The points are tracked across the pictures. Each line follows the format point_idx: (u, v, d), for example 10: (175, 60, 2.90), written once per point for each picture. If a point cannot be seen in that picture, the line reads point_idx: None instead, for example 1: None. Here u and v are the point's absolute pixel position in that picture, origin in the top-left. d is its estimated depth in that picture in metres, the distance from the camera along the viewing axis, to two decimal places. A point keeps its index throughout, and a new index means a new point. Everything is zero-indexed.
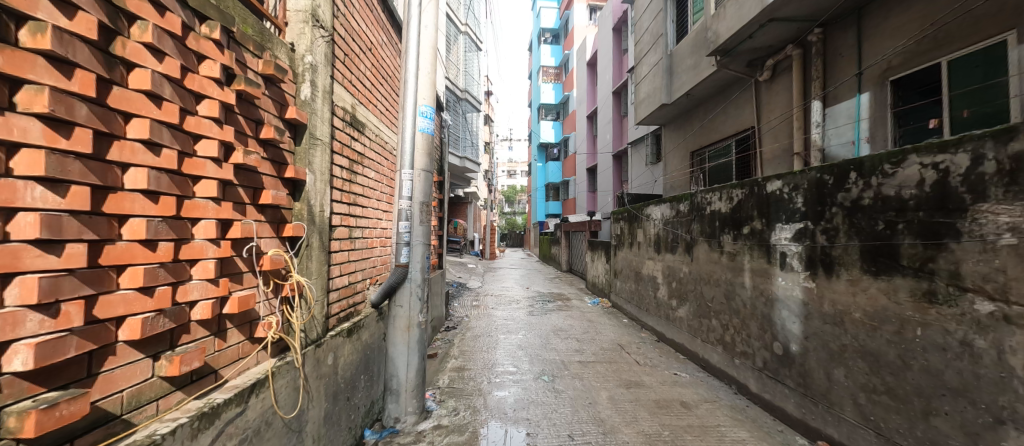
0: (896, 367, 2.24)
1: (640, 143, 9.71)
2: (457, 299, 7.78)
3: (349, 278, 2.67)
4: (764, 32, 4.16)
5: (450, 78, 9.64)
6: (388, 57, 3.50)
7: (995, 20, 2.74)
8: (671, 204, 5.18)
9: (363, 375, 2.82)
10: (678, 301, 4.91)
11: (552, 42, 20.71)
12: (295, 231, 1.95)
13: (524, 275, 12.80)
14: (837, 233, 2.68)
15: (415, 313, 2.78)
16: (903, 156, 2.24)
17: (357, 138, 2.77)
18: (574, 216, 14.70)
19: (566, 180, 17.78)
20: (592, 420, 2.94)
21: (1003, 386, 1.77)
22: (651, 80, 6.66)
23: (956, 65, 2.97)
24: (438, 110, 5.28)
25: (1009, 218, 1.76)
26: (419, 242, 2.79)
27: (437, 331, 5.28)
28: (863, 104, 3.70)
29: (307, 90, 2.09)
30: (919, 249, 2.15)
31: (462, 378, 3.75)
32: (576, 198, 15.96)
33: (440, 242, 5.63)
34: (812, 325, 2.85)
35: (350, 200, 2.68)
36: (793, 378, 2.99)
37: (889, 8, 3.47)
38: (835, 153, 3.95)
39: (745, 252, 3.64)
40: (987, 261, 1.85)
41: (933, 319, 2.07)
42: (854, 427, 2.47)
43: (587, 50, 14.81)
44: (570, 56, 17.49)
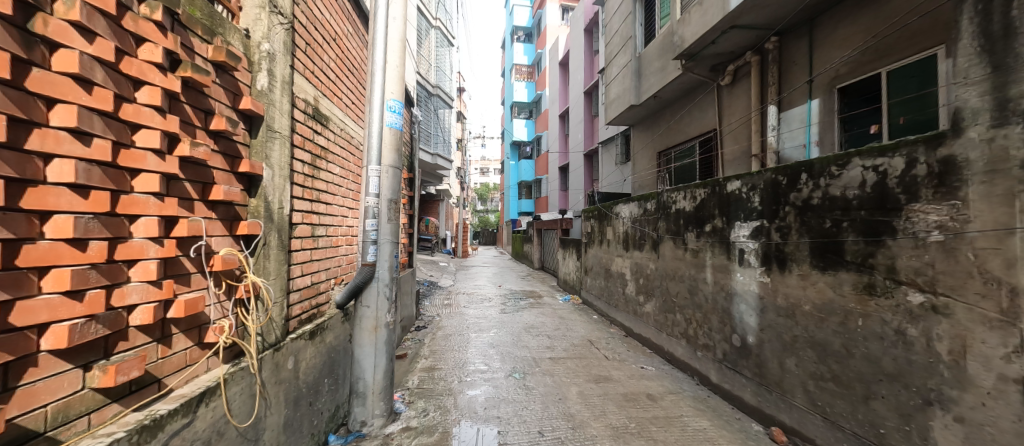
0: (841, 355, 2.41)
1: (611, 142, 9.91)
2: (428, 297, 7.69)
3: (312, 277, 2.56)
4: (726, 38, 4.33)
5: (422, 73, 9.45)
6: (354, 49, 3.38)
7: (928, 35, 2.98)
8: (638, 203, 5.31)
9: (327, 379, 2.71)
10: (645, 297, 5.07)
11: (526, 41, 20.78)
12: (250, 230, 1.84)
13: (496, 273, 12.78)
14: (790, 231, 2.84)
15: (383, 314, 2.69)
16: (848, 159, 2.40)
17: (320, 132, 2.66)
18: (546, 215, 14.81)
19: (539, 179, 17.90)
20: (562, 416, 2.97)
21: (931, 370, 1.94)
22: (621, 81, 6.77)
23: (896, 75, 3.22)
24: (408, 104, 5.18)
25: (938, 217, 1.94)
26: (387, 240, 2.70)
27: (407, 330, 5.17)
28: (813, 110, 3.94)
29: (263, 79, 1.98)
30: (862, 245, 2.31)
31: (432, 378, 3.68)
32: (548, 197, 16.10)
33: (410, 240, 5.52)
34: (767, 318, 3.01)
35: (313, 197, 2.57)
36: (749, 368, 3.15)
37: (838, 20, 3.72)
38: (788, 156, 4.17)
39: (707, 249, 3.79)
40: (919, 256, 2.02)
41: (873, 310, 2.24)
42: (803, 412, 2.64)
43: (559, 50, 14.95)
44: (543, 56, 17.59)
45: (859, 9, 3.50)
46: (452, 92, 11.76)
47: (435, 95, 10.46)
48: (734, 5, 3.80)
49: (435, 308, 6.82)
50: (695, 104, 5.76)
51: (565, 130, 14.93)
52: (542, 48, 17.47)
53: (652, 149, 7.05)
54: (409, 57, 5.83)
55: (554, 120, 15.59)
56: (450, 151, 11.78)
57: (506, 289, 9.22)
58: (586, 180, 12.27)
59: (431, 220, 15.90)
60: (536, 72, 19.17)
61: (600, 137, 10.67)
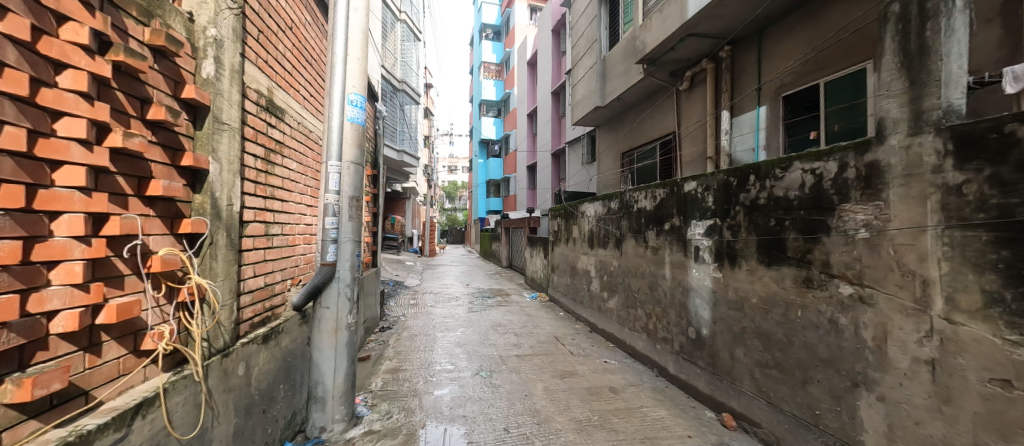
0: (783, 344, 2.60)
1: (577, 142, 10.11)
2: (393, 297, 7.51)
3: (265, 278, 2.43)
4: (685, 45, 4.53)
5: (387, 67, 9.21)
6: (312, 38, 3.23)
7: (858, 51, 3.27)
8: (603, 202, 5.45)
9: (282, 384, 2.58)
10: (608, 293, 5.22)
11: (495, 39, 20.71)
12: (194, 228, 1.71)
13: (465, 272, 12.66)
14: (739, 229, 3.02)
15: (344, 315, 2.59)
16: (790, 163, 2.58)
17: (275, 125, 2.52)
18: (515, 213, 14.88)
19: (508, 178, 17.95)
20: (527, 412, 3.00)
21: (859, 355, 2.14)
22: (586, 83, 6.91)
23: (832, 86, 3.51)
24: (370, 99, 5.02)
25: (865, 216, 2.13)
26: (348, 239, 2.60)
27: (371, 331, 5.03)
28: (762, 116, 4.22)
29: (209, 67, 1.84)
30: (802, 242, 2.50)
31: (397, 380, 3.59)
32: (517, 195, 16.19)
33: (375, 239, 5.36)
34: (720, 311, 3.19)
35: (267, 193, 2.43)
36: (703, 359, 3.33)
37: (783, 33, 4.00)
38: (739, 158, 4.46)
39: (666, 247, 3.96)
40: (849, 252, 2.21)
41: (810, 302, 2.43)
42: (750, 398, 2.83)
43: (527, 50, 15.05)
44: (512, 55, 17.63)
45: (802, 23, 3.78)
46: (418, 88, 11.54)
47: (401, 91, 10.22)
48: (692, 14, 3.98)
49: (401, 308, 6.68)
50: (656, 107, 6.00)
51: (533, 130, 15.08)
52: (510, 47, 17.49)
53: (616, 150, 7.27)
54: (372, 50, 5.64)
55: (522, 119, 15.69)
56: (416, 149, 11.55)
57: (474, 288, 9.18)
58: (554, 179, 12.45)
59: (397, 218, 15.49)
60: (505, 71, 19.22)
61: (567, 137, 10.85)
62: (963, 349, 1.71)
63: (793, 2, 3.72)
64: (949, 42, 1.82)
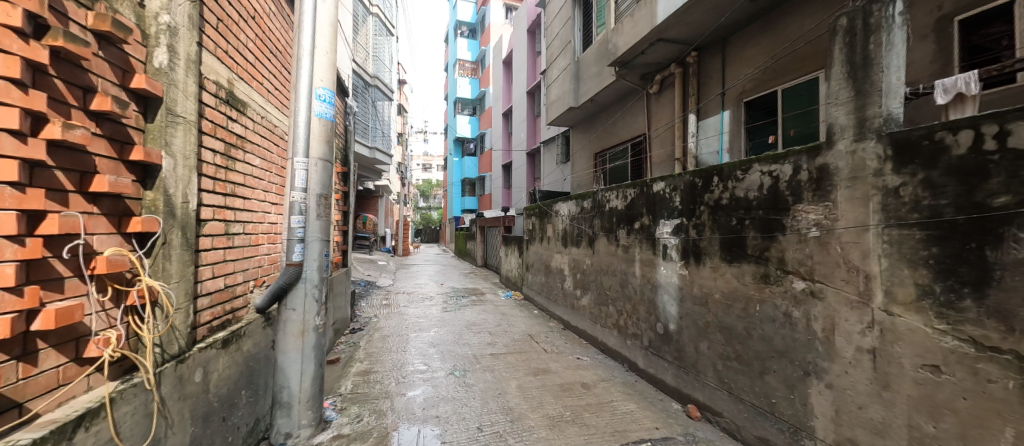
0: (743, 337, 2.74)
1: (552, 142, 10.22)
2: (365, 298, 7.33)
3: (225, 279, 2.31)
4: (654, 50, 4.68)
5: (358, 62, 8.96)
6: (277, 29, 3.10)
7: (812, 61, 3.48)
8: (576, 201, 5.54)
9: (244, 390, 2.48)
10: (581, 291, 5.32)
11: (470, 37, 20.60)
12: (145, 227, 1.61)
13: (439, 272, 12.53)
14: (704, 228, 3.15)
15: (311, 317, 2.51)
16: (749, 165, 2.72)
17: (235, 118, 2.41)
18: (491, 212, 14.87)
19: (484, 177, 17.94)
20: (501, 410, 3.01)
21: (810, 346, 2.29)
22: (561, 83, 7.00)
23: (789, 93, 3.71)
24: (340, 94, 4.87)
25: (816, 216, 2.28)
26: (315, 238, 2.52)
27: (341, 333, 4.89)
28: (725, 120, 4.41)
29: (162, 56, 1.73)
30: (760, 240, 2.64)
31: (368, 382, 3.51)
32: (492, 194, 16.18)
33: (345, 238, 5.21)
34: (686, 306, 3.32)
35: (227, 190, 2.32)
36: (671, 353, 3.45)
37: (745, 41, 4.20)
38: (705, 160, 4.61)
39: (636, 245, 4.07)
40: (802, 249, 2.36)
41: (768, 297, 2.57)
42: (713, 389, 2.96)
43: (502, 49, 15.05)
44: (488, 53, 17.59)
45: (762, 33, 3.98)
46: (392, 84, 11.31)
47: (374, 86, 9.98)
48: (661, 19, 4.11)
49: (373, 309, 6.53)
50: (628, 109, 6.16)
51: (508, 129, 15.14)
52: (486, 45, 17.43)
53: (589, 150, 7.40)
54: (341, 43, 5.48)
55: (497, 118, 15.69)
56: (389, 146, 11.31)
57: (448, 287, 9.10)
58: (529, 178, 12.54)
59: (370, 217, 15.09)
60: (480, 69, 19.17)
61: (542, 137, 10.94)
62: (900, 338, 1.87)
63: (754, 12, 3.91)
64: (889, 55, 1.97)
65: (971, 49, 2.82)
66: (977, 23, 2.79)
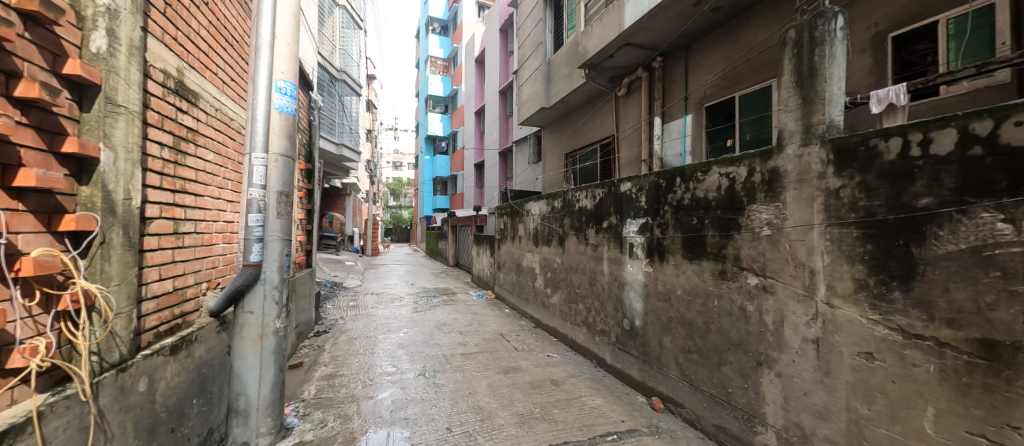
0: (702, 331, 2.88)
1: (524, 142, 10.29)
2: (331, 299, 7.08)
3: (174, 281, 2.17)
4: (622, 54, 4.81)
5: (324, 54, 8.62)
6: (233, 16, 2.93)
7: (765, 70, 3.70)
8: (547, 201, 5.61)
9: (195, 399, 2.33)
10: (552, 289, 5.40)
11: (442, 33, 20.37)
12: (81, 224, 1.47)
13: (410, 272, 12.30)
14: (667, 227, 3.27)
15: (271, 320, 2.40)
16: (709, 167, 2.85)
17: (186, 110, 2.26)
18: (463, 212, 14.79)
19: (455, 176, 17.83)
20: (471, 410, 3.00)
21: (762, 338, 2.43)
22: (532, 84, 7.05)
23: (745, 99, 3.93)
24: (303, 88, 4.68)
25: (767, 216, 2.42)
26: (275, 238, 2.41)
27: (305, 336, 4.70)
28: (688, 123, 4.61)
29: (102, 41, 1.59)
30: (718, 239, 2.78)
31: (332, 386, 3.39)
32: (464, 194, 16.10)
33: (309, 237, 5.02)
34: (650, 303, 3.44)
35: (176, 186, 2.18)
36: (636, 348, 3.57)
37: (706, 48, 4.40)
38: (669, 162, 4.80)
39: (604, 244, 4.17)
40: (755, 247, 2.50)
41: (725, 292, 2.71)
42: (675, 382, 3.09)
43: (475, 48, 14.99)
44: (460, 51, 17.46)
45: (722, 41, 4.17)
46: (359, 79, 10.97)
47: (340, 80, 9.65)
48: (628, 24, 4.23)
49: (339, 311, 6.32)
50: (597, 111, 6.30)
51: (480, 128, 15.10)
52: (458, 43, 17.27)
53: (560, 150, 7.52)
54: (303, 34, 5.25)
55: (469, 117, 15.62)
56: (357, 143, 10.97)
57: (419, 287, 8.96)
58: (501, 178, 12.57)
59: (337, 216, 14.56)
60: (453, 67, 19.00)
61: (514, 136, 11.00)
62: (839, 328, 2.02)
63: (715, 21, 4.10)
64: (831, 66, 2.12)
65: (903, 65, 3.09)
66: (907, 40, 3.07)
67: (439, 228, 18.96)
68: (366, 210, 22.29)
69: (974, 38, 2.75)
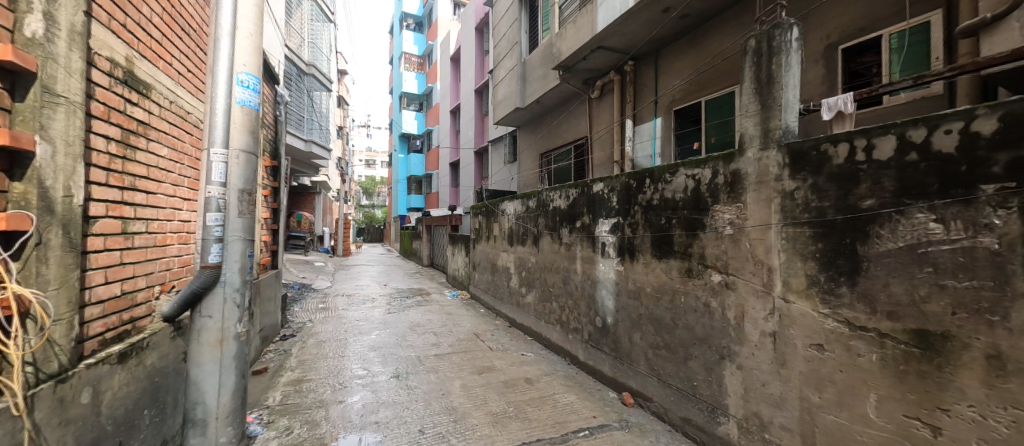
0: (670, 327, 2.98)
1: (500, 141, 10.29)
2: (299, 302, 6.82)
3: (123, 285, 2.03)
4: (595, 56, 4.90)
5: (292, 47, 8.30)
6: (190, 3, 2.76)
7: (728, 76, 3.87)
8: (522, 200, 5.63)
9: (147, 410, 2.19)
10: (526, 288, 5.43)
11: (417, 30, 20.05)
12: (15, 224, 1.33)
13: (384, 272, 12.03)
14: (637, 226, 3.36)
15: (232, 324, 2.29)
16: (676, 169, 2.95)
17: (135, 101, 2.11)
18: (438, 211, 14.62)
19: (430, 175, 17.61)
20: (444, 411, 2.98)
21: (725, 332, 2.55)
22: (507, 83, 7.07)
23: (711, 104, 4.09)
24: (268, 81, 4.48)
25: (730, 216, 2.54)
26: (237, 237, 2.30)
27: (270, 341, 4.51)
28: (657, 126, 4.76)
29: (38, 25, 1.47)
30: (685, 238, 2.88)
31: (299, 392, 3.27)
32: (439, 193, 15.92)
33: (274, 237, 4.81)
34: (621, 300, 3.53)
35: (125, 183, 2.04)
36: (608, 345, 3.65)
37: (675, 54, 4.55)
38: (640, 164, 4.94)
39: (577, 243, 4.24)
40: (719, 246, 2.61)
41: (691, 289, 2.82)
42: (645, 377, 3.18)
43: (450, 45, 14.86)
44: (435, 49, 17.26)
45: (689, 47, 4.33)
46: (330, 74, 10.63)
47: (309, 75, 9.32)
48: (601, 28, 4.31)
49: (307, 313, 6.10)
50: (571, 112, 6.39)
51: (456, 127, 14.99)
52: (433, 40, 17.06)
53: (535, 150, 7.57)
54: (267, 25, 5.04)
55: (445, 115, 15.48)
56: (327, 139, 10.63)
57: (392, 288, 8.79)
58: (477, 177, 12.52)
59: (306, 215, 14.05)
60: (428, 64, 18.75)
61: (489, 136, 10.98)
62: (794, 322, 2.15)
63: (683, 28, 4.24)
64: (787, 74, 2.24)
65: (851, 75, 3.32)
66: (855, 52, 3.29)
67: (414, 227, 18.66)
68: (338, 209, 21.62)
69: (911, 52, 2.97)
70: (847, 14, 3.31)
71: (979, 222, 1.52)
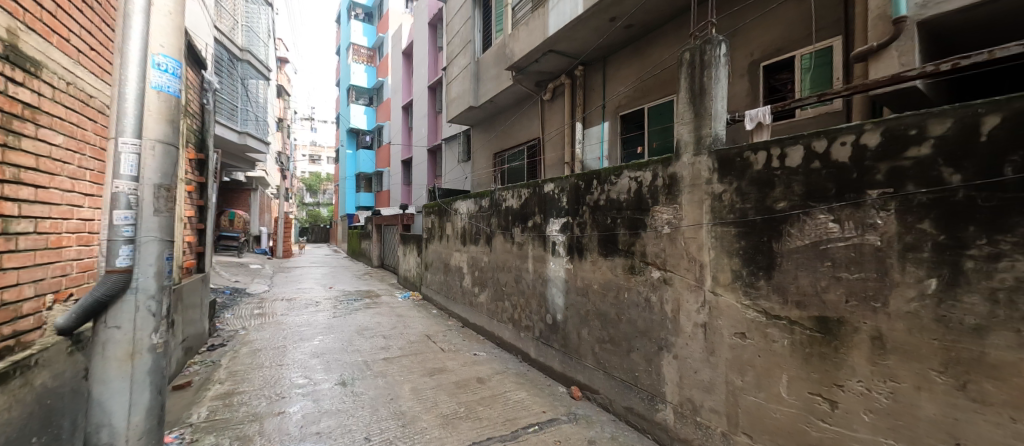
0: (615, 321, 3.13)
1: (453, 140, 10.18)
2: (230, 308, 6.24)
3: (3, 294, 1.74)
4: (547, 59, 5.01)
5: (222, 30, 7.59)
6: None
7: (667, 85, 4.14)
8: (475, 200, 5.61)
9: (35, 437, 1.90)
10: (479, 288, 5.43)
11: (366, 21, 19.25)
12: None
13: (330, 275, 11.39)
14: (585, 226, 3.49)
15: (146, 334, 2.04)
16: (621, 171, 3.10)
17: (19, 80, 1.82)
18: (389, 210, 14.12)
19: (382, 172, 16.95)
20: (392, 416, 2.89)
21: (663, 325, 2.73)
22: (461, 82, 7.00)
23: (652, 110, 4.35)
24: (193, 66, 4.06)
25: (667, 217, 2.72)
26: (152, 238, 2.05)
27: (194, 352, 4.08)
28: (605, 129, 4.96)
29: None
30: (628, 237, 3.04)
31: (229, 406, 3.00)
32: (391, 191, 15.38)
33: (200, 237, 4.37)
34: (571, 297, 3.64)
35: (5, 174, 1.74)
36: (558, 341, 3.76)
37: (621, 61, 4.77)
38: (589, 166, 5.13)
39: (529, 242, 4.31)
40: (658, 244, 2.79)
41: (633, 286, 2.98)
42: (592, 370, 3.32)
43: (402, 39, 14.43)
44: (386, 41, 16.66)
45: (634, 56, 4.57)
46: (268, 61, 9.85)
47: (243, 61, 8.59)
48: (552, 32, 4.42)
49: (240, 321, 5.60)
50: (524, 113, 6.48)
51: (408, 123, 14.58)
52: (384, 32, 16.47)
53: (488, 150, 7.58)
54: (191, 3, 4.55)
55: (396, 111, 15.00)
56: (265, 132, 9.84)
57: (338, 291, 8.34)
58: (430, 176, 12.28)
59: (241, 213, 12.89)
60: (379, 57, 18.06)
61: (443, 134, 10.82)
62: (721, 313, 2.35)
63: (628, 37, 4.47)
64: (716, 87, 2.45)
65: (771, 89, 3.70)
66: (773, 69, 3.68)
67: (363, 227, 17.82)
68: (277, 207, 20.04)
69: (817, 72, 3.36)
70: (767, 35, 3.68)
71: (866, 221, 1.76)
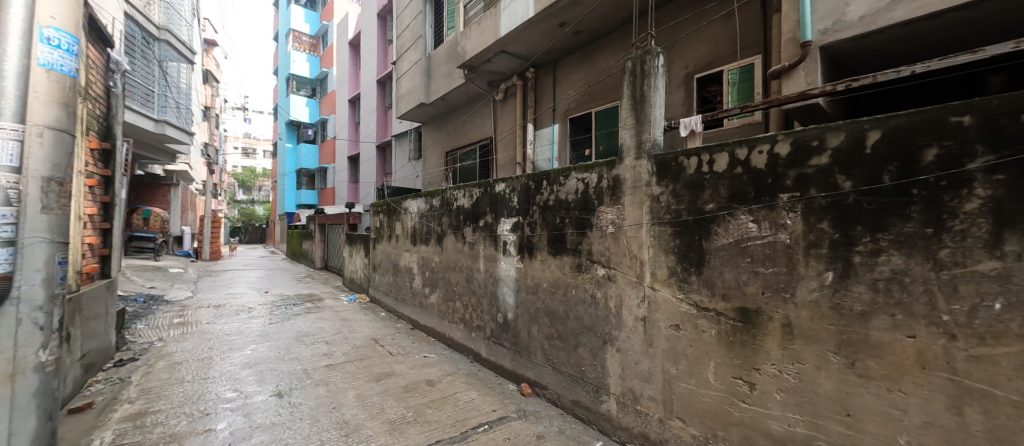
0: (563, 318, 3.23)
1: (404, 137, 9.88)
2: (145, 317, 5.55)
3: None
4: (499, 60, 5.03)
5: (135, 4, 6.73)
6: None
7: (613, 91, 4.33)
8: (425, 199, 5.49)
9: None
10: (429, 289, 5.33)
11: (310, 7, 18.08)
12: None
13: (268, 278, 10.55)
14: (535, 226, 3.55)
15: (31, 352, 1.74)
16: (569, 173, 3.20)
17: None
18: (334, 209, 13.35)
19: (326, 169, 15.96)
20: (334, 426, 2.75)
21: (606, 319, 2.86)
22: (412, 77, 6.81)
23: (599, 115, 4.54)
24: (97, 44, 3.58)
25: (612, 217, 2.85)
26: (39, 239, 1.76)
27: (97, 369, 3.58)
28: (555, 131, 5.10)
29: None
30: (575, 236, 3.14)
31: (141, 428, 2.67)
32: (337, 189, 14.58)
33: (105, 238, 3.84)
34: (521, 296, 3.70)
35: None
36: (508, 340, 3.80)
37: (569, 65, 4.91)
38: (540, 166, 5.24)
39: (480, 242, 4.31)
40: (603, 243, 2.92)
41: (580, 283, 3.09)
42: (541, 366, 3.40)
43: (348, 29, 13.71)
44: (331, 30, 15.74)
45: (582, 61, 4.73)
46: (192, 43, 8.89)
47: (161, 40, 7.68)
48: (504, 33, 4.45)
49: (157, 331, 5.00)
50: (477, 112, 6.46)
51: (354, 118, 13.85)
52: (329, 20, 15.57)
53: (440, 148, 7.46)
54: None
55: (342, 104, 14.24)
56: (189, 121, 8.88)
57: (276, 296, 7.76)
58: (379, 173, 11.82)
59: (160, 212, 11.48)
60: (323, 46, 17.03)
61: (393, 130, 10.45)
62: (658, 307, 2.51)
63: (577, 43, 4.62)
64: (655, 95, 2.61)
65: (704, 100, 4.01)
66: (706, 81, 3.99)
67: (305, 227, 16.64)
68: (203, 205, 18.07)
69: (741, 86, 3.70)
70: (700, 49, 3.99)
71: (778, 222, 1.97)
